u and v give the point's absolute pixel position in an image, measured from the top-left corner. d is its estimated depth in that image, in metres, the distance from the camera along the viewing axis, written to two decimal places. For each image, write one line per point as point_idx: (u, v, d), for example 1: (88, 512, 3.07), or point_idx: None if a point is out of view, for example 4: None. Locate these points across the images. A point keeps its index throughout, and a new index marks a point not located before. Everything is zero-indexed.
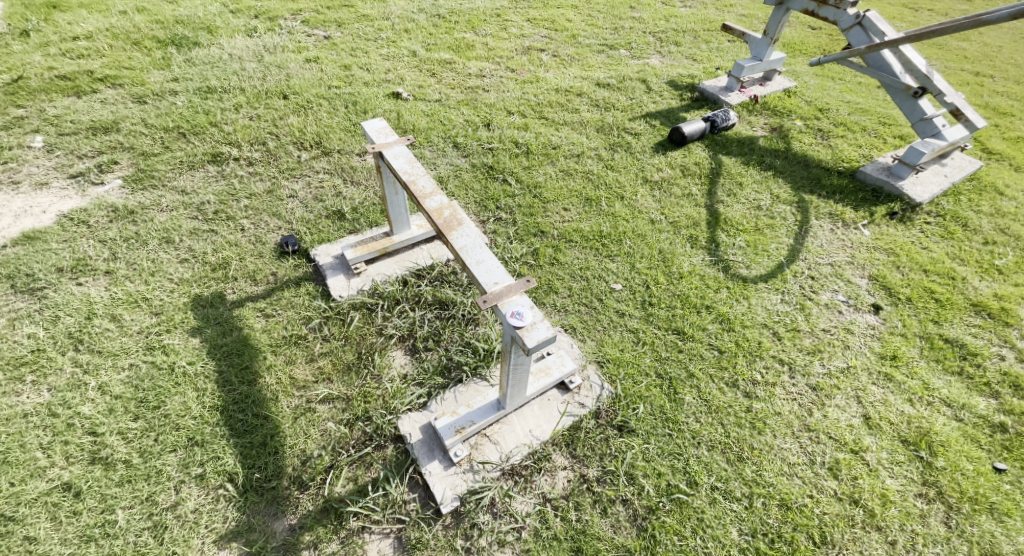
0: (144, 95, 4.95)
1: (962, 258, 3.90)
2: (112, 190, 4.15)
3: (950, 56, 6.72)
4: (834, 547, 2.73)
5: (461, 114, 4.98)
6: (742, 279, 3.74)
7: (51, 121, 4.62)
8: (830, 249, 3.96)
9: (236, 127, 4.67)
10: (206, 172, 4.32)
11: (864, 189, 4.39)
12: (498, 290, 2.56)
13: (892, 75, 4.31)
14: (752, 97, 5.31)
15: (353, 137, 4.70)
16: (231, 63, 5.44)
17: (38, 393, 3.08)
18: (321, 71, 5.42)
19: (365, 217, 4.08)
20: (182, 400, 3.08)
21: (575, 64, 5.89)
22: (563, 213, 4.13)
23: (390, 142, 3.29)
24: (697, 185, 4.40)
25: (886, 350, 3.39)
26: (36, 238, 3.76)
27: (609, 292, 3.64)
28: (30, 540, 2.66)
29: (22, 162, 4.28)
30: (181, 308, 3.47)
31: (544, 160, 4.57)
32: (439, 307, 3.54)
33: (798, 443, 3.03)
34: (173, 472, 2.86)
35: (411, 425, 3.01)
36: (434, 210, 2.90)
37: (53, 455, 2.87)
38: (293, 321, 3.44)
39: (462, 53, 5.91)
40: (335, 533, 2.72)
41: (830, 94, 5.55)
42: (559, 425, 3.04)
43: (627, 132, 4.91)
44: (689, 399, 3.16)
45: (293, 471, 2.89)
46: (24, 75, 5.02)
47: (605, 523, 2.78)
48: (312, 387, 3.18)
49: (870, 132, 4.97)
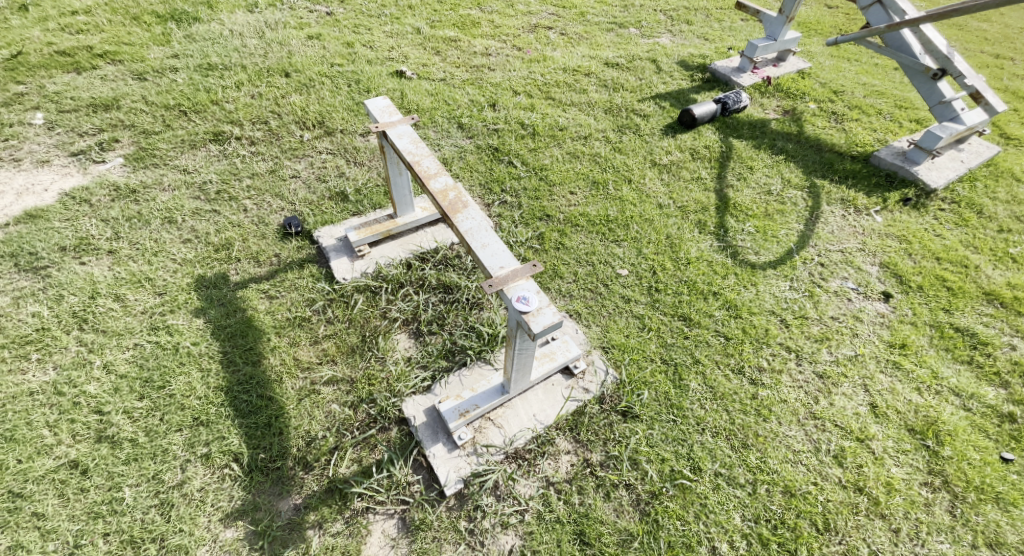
0: (144, 72, 4.88)
1: (976, 246, 3.84)
2: (114, 168, 4.11)
3: (969, 38, 6.55)
4: (837, 535, 2.72)
5: (466, 94, 4.90)
6: (750, 265, 3.69)
7: (51, 98, 4.56)
8: (841, 235, 3.90)
9: (238, 106, 4.61)
10: (208, 151, 4.28)
11: (877, 173, 4.31)
12: (504, 274, 2.52)
13: (910, 56, 4.20)
14: (765, 79, 5.20)
15: (356, 117, 4.64)
16: (232, 39, 5.35)
17: (44, 371, 3.09)
18: (323, 49, 5.32)
19: (368, 199, 4.04)
20: (186, 380, 3.08)
21: (584, 42, 5.77)
22: (570, 197, 4.07)
23: (395, 121, 3.23)
24: (707, 169, 4.33)
25: (895, 338, 3.35)
26: (38, 216, 3.73)
27: (615, 278, 3.60)
28: (38, 516, 2.68)
29: (23, 139, 4.25)
30: (184, 288, 3.45)
31: (550, 142, 4.49)
32: (444, 291, 3.52)
33: (804, 430, 3.01)
34: (179, 451, 2.87)
35: (415, 407, 3.00)
36: (439, 192, 2.85)
37: (59, 433, 2.88)
38: (296, 303, 3.42)
39: (467, 30, 5.80)
40: (339, 513, 2.74)
41: (845, 76, 5.42)
42: (563, 410, 3.02)
43: (636, 114, 4.82)
44: (694, 386, 3.14)
45: (298, 451, 2.89)
46: (24, 50, 4.95)
47: (608, 507, 2.78)
48: (317, 369, 3.17)
49: (886, 116, 4.86)
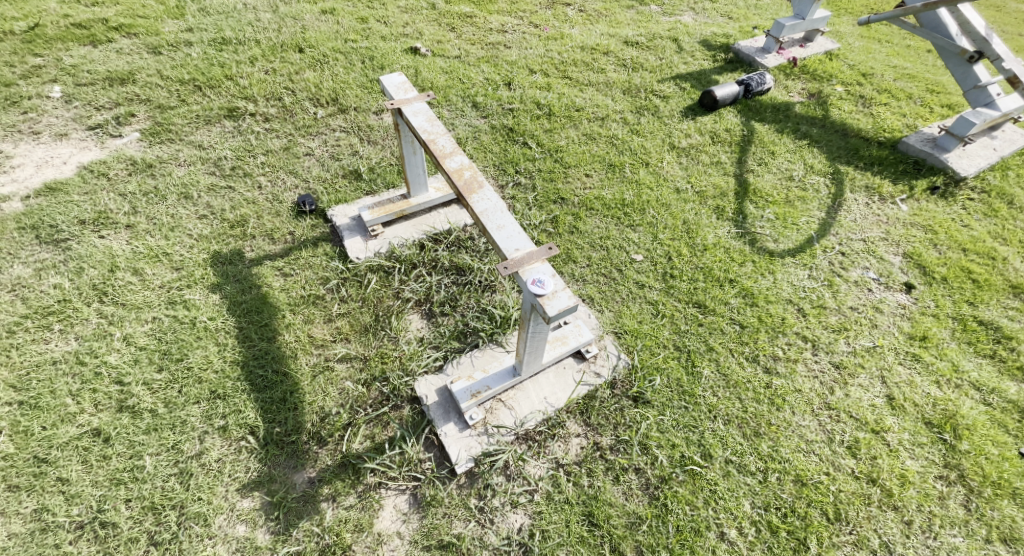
0: (159, 46, 4.85)
1: (1004, 237, 3.72)
2: (131, 143, 4.12)
3: (1006, 20, 6.31)
4: (848, 524, 2.70)
5: (481, 72, 4.82)
6: (769, 252, 3.62)
7: (68, 71, 4.56)
8: (863, 223, 3.81)
9: (252, 81, 4.58)
10: (223, 127, 4.26)
11: (905, 160, 4.19)
12: (519, 256, 2.49)
13: (947, 38, 4.06)
14: (790, 59, 5.06)
15: (369, 94, 4.59)
16: (246, 13, 5.31)
17: (66, 341, 3.14)
18: (337, 24, 5.26)
19: (382, 178, 4.01)
20: (204, 353, 3.11)
21: (603, 20, 5.63)
22: (585, 180, 4.02)
23: (411, 98, 3.18)
24: (727, 153, 4.24)
25: (916, 330, 3.28)
26: (58, 189, 3.76)
27: (630, 263, 3.55)
28: (63, 482, 2.73)
29: (41, 112, 4.26)
30: (200, 264, 3.47)
31: (566, 122, 4.42)
32: (456, 273, 3.50)
33: (818, 420, 2.97)
34: (197, 423, 2.91)
35: (427, 387, 3.01)
36: (455, 171, 2.82)
37: (82, 402, 2.93)
38: (311, 281, 3.44)
39: (483, 6, 5.69)
40: (352, 488, 2.77)
41: (875, 58, 5.24)
42: (574, 394, 3.01)
43: (655, 95, 4.71)
44: (707, 373, 3.11)
45: (312, 426, 2.92)
46: (40, 23, 4.95)
47: (617, 491, 2.79)
48: (331, 346, 3.19)
49: (916, 100, 4.71)
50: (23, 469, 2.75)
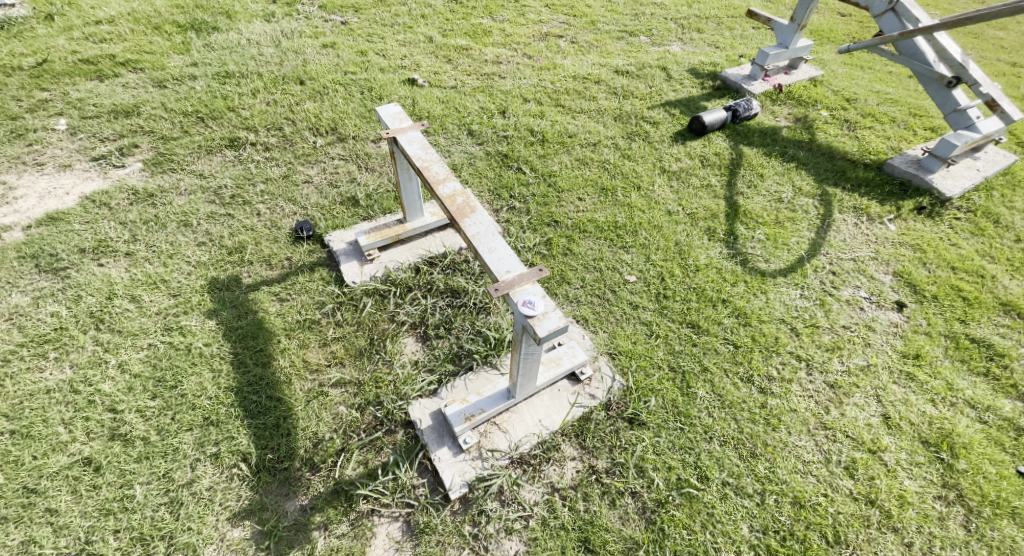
0: (164, 79, 5.00)
1: (993, 256, 3.76)
2: (133, 173, 4.21)
3: (985, 47, 6.50)
4: (847, 547, 2.67)
5: (476, 101, 4.94)
6: (761, 272, 3.66)
7: (75, 105, 4.69)
8: (853, 244, 3.85)
9: (253, 112, 4.70)
10: (224, 156, 4.36)
11: (891, 182, 4.26)
12: (510, 278, 2.52)
13: (925, 64, 4.16)
14: (776, 86, 5.19)
15: (368, 123, 4.70)
16: (249, 48, 5.48)
17: (61, 369, 3.15)
18: (337, 57, 5.42)
19: (379, 204, 4.08)
20: (198, 380, 3.12)
21: (594, 50, 5.80)
22: (578, 203, 4.08)
23: (405, 128, 3.26)
24: (717, 176, 4.32)
25: (909, 349, 3.29)
26: (60, 219, 3.82)
27: (623, 284, 3.59)
28: (51, 512, 2.71)
29: (46, 144, 4.36)
30: (198, 290, 3.50)
31: (559, 148, 4.51)
32: (451, 295, 3.53)
33: (814, 441, 2.96)
34: (189, 450, 2.90)
35: (421, 411, 3.01)
36: (448, 197, 2.87)
37: (74, 431, 2.93)
38: (307, 306, 3.46)
39: (479, 39, 5.86)
40: (345, 515, 2.74)
41: (859, 84, 5.38)
42: (569, 416, 3.01)
43: (646, 121, 4.82)
44: (702, 394, 3.11)
45: (305, 452, 2.91)
46: (49, 59, 5.10)
47: (613, 515, 2.76)
48: (325, 371, 3.19)
49: (900, 124, 4.81)
50: (12, 500, 2.73)
